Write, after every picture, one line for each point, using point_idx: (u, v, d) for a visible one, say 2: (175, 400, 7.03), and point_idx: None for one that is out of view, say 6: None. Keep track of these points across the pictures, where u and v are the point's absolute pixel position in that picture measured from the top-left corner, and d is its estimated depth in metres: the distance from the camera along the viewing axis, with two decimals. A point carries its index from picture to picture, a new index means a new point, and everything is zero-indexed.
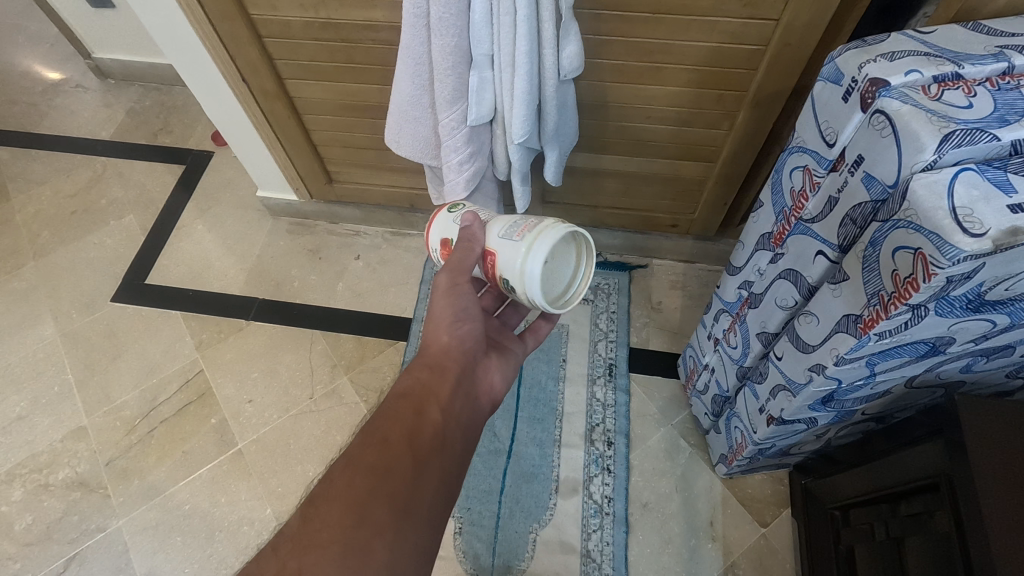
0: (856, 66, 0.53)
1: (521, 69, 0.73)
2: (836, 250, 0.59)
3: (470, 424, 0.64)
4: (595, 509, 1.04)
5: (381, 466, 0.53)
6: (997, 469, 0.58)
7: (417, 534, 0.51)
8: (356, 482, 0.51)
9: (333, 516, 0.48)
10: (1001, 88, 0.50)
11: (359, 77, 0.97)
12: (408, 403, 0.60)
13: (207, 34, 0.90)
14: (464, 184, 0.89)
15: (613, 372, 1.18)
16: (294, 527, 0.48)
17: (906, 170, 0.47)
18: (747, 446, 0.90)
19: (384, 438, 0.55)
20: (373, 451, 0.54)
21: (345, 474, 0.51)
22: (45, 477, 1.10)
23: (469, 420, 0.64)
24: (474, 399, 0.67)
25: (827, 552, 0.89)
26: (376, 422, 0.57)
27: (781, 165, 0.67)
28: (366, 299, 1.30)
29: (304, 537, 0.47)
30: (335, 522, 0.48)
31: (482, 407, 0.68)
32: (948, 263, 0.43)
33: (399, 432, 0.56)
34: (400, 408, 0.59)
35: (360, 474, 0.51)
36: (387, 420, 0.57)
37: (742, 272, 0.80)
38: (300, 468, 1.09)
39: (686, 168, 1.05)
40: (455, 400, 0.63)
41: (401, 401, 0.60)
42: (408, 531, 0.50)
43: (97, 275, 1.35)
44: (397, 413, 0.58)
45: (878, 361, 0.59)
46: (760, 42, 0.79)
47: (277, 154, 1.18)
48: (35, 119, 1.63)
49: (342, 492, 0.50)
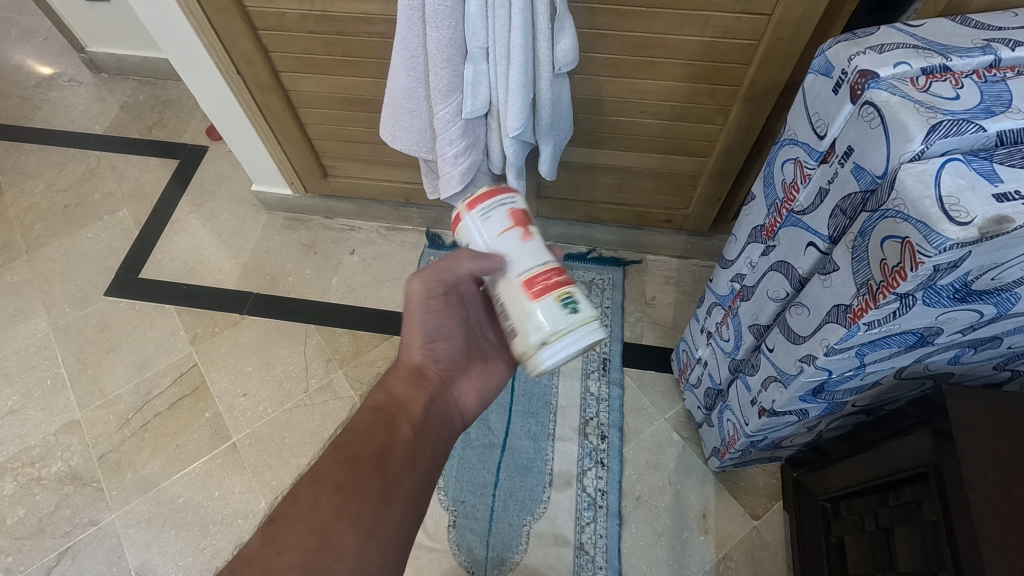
0: (846, 59, 0.54)
1: (515, 62, 0.73)
2: (827, 240, 0.59)
3: (441, 443, 0.66)
4: (588, 502, 1.04)
5: (348, 486, 0.54)
6: (985, 456, 0.59)
7: (380, 558, 0.51)
8: (323, 502, 0.52)
9: (296, 536, 0.48)
10: (988, 80, 0.51)
11: (354, 70, 0.97)
12: (380, 419, 0.62)
13: (203, 26, 0.90)
14: (459, 177, 0.90)
15: (608, 367, 1.18)
16: (256, 549, 0.48)
17: (895, 160, 0.48)
18: (739, 438, 0.90)
19: (355, 456, 0.57)
20: (342, 469, 0.55)
21: (311, 496, 0.52)
22: (37, 471, 1.10)
23: (439, 439, 0.66)
24: (447, 417, 0.69)
25: (817, 543, 0.90)
26: (348, 438, 0.59)
27: (773, 157, 0.68)
28: (361, 293, 1.30)
29: (265, 560, 0.47)
30: (297, 544, 0.48)
31: (453, 422, 0.70)
32: (935, 251, 0.44)
33: (369, 450, 0.58)
34: (374, 422, 0.61)
35: (326, 493, 0.52)
36: (359, 434, 0.59)
37: (734, 265, 0.81)
38: (294, 462, 1.10)
39: (680, 163, 1.06)
40: (426, 417, 0.66)
41: (375, 416, 0.63)
42: (371, 554, 0.51)
43: (91, 269, 1.34)
44: (369, 428, 0.60)
45: (868, 351, 0.60)
46: (753, 37, 0.80)
47: (272, 148, 1.18)
48: (27, 112, 1.62)
49: (309, 513, 0.51)
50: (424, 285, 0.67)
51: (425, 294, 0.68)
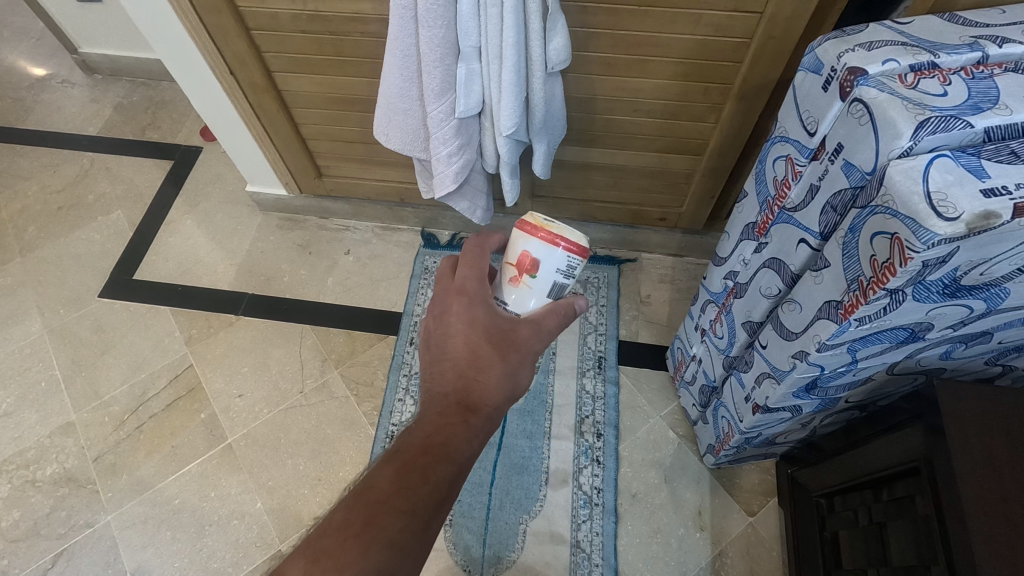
0: (835, 56, 0.54)
1: (508, 61, 0.73)
2: (818, 237, 0.59)
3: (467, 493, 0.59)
4: (584, 500, 1.05)
5: (399, 542, 0.48)
6: (976, 451, 0.59)
7: None
8: (370, 552, 0.47)
9: None
10: (975, 77, 0.51)
11: (347, 70, 0.97)
12: (450, 469, 0.53)
13: (195, 26, 0.90)
14: (452, 176, 0.90)
15: (603, 365, 1.19)
16: None
17: (883, 157, 0.48)
18: (733, 435, 0.91)
19: (410, 506, 0.50)
20: (395, 519, 0.49)
21: (357, 545, 0.47)
22: (32, 473, 1.09)
23: None
24: None
25: (812, 539, 0.91)
26: (410, 477, 0.52)
27: (764, 155, 0.68)
28: (357, 293, 1.30)
29: None
30: None
31: None
32: (923, 246, 0.44)
33: (428, 502, 0.51)
34: (443, 469, 0.53)
35: (376, 544, 0.47)
36: (425, 479, 0.52)
37: (727, 263, 0.81)
38: (290, 463, 1.10)
39: (673, 161, 1.06)
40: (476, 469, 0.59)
41: (446, 460, 0.54)
42: None
43: (85, 271, 1.34)
44: (435, 474, 0.53)
45: (859, 347, 0.60)
46: (744, 35, 0.80)
47: (267, 148, 1.18)
48: (20, 114, 1.62)
49: (354, 564, 0.46)
50: (531, 332, 0.66)
51: (526, 340, 0.65)
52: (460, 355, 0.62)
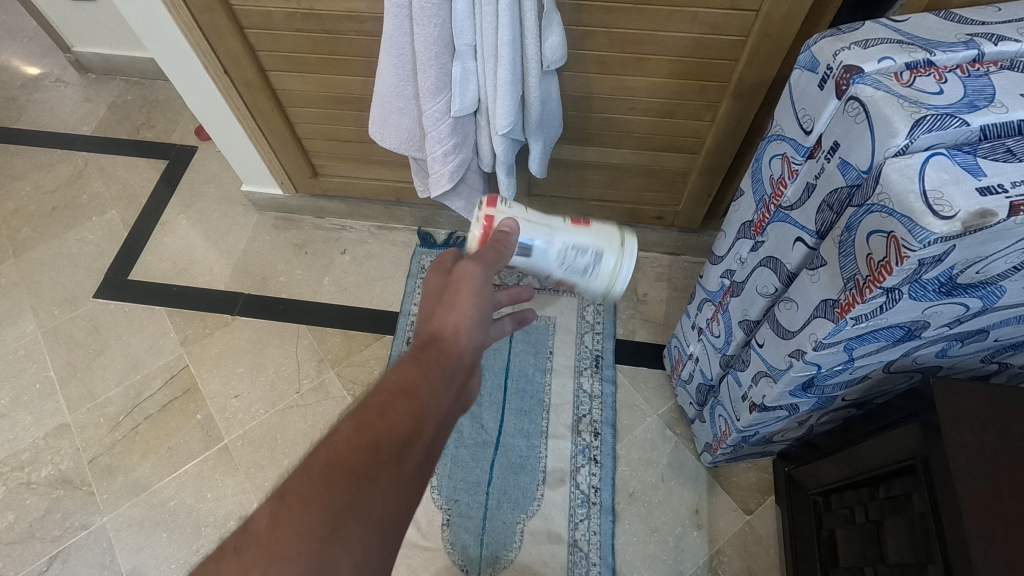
0: (831, 54, 0.54)
1: (503, 59, 0.73)
2: (814, 235, 0.59)
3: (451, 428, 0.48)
4: (582, 499, 1.05)
5: (361, 472, 0.38)
6: (971, 449, 0.59)
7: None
8: (331, 492, 0.37)
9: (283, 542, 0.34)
10: (971, 75, 0.51)
11: (342, 69, 0.96)
12: (404, 397, 0.45)
13: (188, 25, 0.89)
14: (448, 175, 0.89)
15: (600, 364, 1.19)
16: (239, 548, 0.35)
17: (879, 155, 0.48)
18: (730, 433, 0.90)
19: (370, 437, 0.41)
20: (351, 450, 0.39)
21: (313, 485, 0.37)
22: (27, 475, 1.09)
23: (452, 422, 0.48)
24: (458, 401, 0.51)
25: (809, 537, 0.91)
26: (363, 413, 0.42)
27: (761, 153, 0.68)
28: (353, 292, 1.29)
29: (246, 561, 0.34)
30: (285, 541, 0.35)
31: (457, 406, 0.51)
32: (919, 245, 0.44)
33: (389, 430, 0.42)
34: (396, 400, 0.44)
35: (332, 482, 0.37)
36: (379, 412, 0.43)
37: (724, 261, 0.81)
38: (287, 463, 1.09)
39: (670, 159, 1.06)
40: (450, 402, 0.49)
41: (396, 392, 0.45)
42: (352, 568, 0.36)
43: (79, 271, 1.33)
44: (391, 406, 0.44)
45: (856, 346, 0.60)
46: (741, 33, 0.80)
47: (262, 147, 1.17)
48: (13, 113, 1.60)
49: (313, 508, 0.36)
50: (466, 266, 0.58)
51: (464, 271, 0.58)
52: (419, 332, 0.54)
